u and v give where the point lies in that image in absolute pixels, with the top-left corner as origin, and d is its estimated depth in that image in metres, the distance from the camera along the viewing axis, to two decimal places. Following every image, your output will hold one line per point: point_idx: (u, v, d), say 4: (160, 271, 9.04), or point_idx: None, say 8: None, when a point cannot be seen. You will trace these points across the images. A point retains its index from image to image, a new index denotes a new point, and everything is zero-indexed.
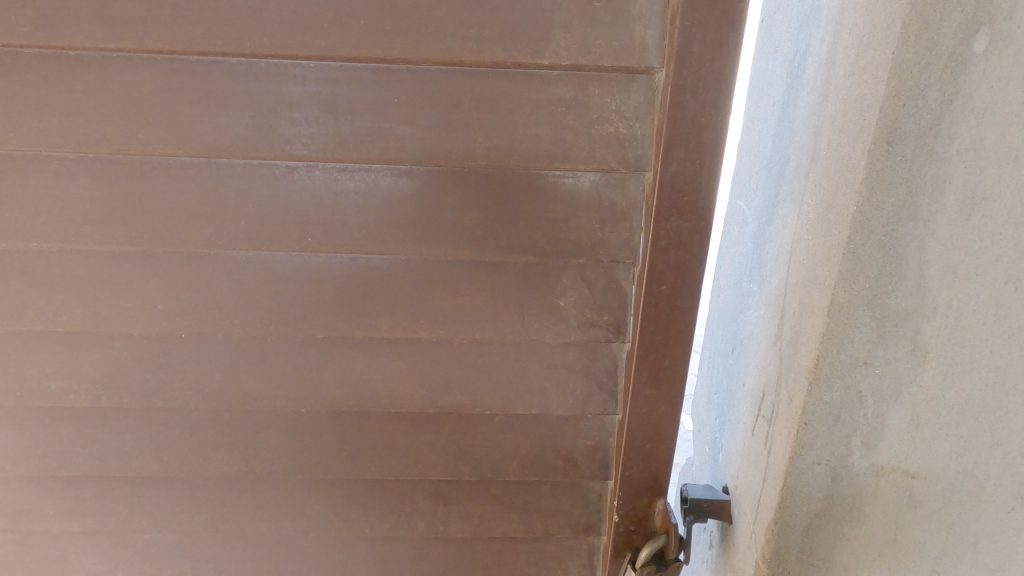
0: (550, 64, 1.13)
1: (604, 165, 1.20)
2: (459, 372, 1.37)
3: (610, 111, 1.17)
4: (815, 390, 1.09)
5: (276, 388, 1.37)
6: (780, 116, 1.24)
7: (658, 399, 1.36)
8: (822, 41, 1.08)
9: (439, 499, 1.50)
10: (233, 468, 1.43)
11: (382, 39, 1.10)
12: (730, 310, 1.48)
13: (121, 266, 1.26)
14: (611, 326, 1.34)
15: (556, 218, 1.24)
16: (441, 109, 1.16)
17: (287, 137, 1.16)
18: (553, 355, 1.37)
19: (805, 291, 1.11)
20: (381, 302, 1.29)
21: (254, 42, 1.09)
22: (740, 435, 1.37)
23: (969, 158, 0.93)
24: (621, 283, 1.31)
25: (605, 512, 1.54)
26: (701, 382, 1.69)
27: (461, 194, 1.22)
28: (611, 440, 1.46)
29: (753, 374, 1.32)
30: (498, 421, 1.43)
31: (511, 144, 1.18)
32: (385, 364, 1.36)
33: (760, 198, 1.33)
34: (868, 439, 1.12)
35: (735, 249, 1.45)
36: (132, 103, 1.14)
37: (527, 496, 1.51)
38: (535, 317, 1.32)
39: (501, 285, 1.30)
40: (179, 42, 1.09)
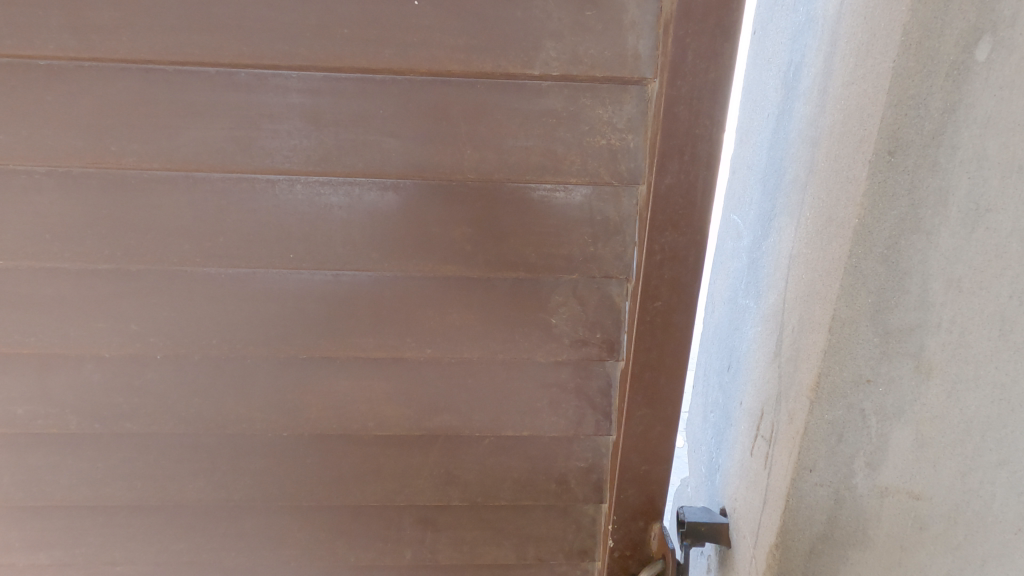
0: (541, 75, 1.10)
1: (597, 178, 1.16)
2: (447, 393, 1.32)
3: (603, 122, 1.14)
4: (816, 410, 1.05)
5: (257, 411, 1.31)
6: (775, 127, 1.22)
7: (653, 419, 1.32)
8: (819, 51, 1.06)
9: (427, 524, 1.45)
10: (211, 495, 1.37)
11: (368, 48, 1.06)
12: (726, 326, 1.45)
13: (95, 284, 1.20)
14: (604, 344, 1.30)
15: (547, 233, 1.20)
16: (428, 120, 1.12)
17: (268, 150, 1.12)
18: (544, 374, 1.33)
19: (804, 306, 1.07)
20: (365, 320, 1.25)
21: (233, 51, 1.05)
22: (738, 455, 1.33)
23: (972, 169, 0.90)
24: (615, 299, 1.28)
25: (599, 537, 1.49)
26: (696, 400, 1.65)
27: (450, 208, 1.19)
28: (605, 461, 1.42)
29: (750, 392, 1.28)
30: (488, 443, 1.38)
31: (501, 156, 1.14)
32: (371, 385, 1.31)
33: (755, 212, 1.30)
34: (871, 459, 1.09)
35: (730, 265, 1.42)
36: (106, 113, 1.09)
37: (519, 520, 1.46)
38: (526, 335, 1.28)
39: (492, 302, 1.26)
40: (155, 51, 1.05)
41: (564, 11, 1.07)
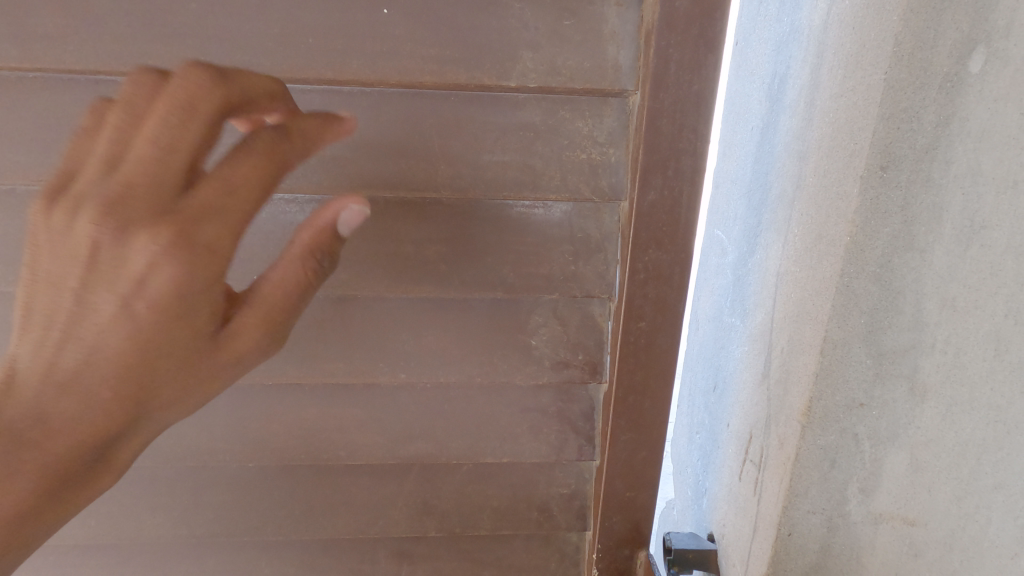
0: (517, 87, 1.05)
1: (578, 194, 1.12)
2: (422, 419, 1.27)
3: (582, 136, 1.10)
4: (808, 435, 1.01)
5: (218, 443, 1.25)
6: (759, 141, 1.18)
7: (637, 444, 1.28)
8: (805, 63, 1.02)
9: (403, 557, 1.40)
10: (171, 531, 1.31)
11: (335, 58, 1.01)
12: (710, 344, 1.40)
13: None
14: (587, 366, 1.25)
15: (526, 251, 1.15)
16: (401, 135, 1.07)
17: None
18: (525, 398, 1.28)
19: (793, 326, 1.03)
20: (337, 343, 1.19)
21: (190, 63, 0.99)
22: (725, 480, 1.28)
23: (966, 184, 0.83)
24: (598, 318, 1.23)
25: (583, 565, 1.45)
26: (681, 419, 1.60)
27: (424, 228, 1.13)
28: (589, 487, 1.37)
29: (737, 414, 1.24)
30: (467, 471, 1.33)
31: (477, 172, 1.09)
32: (341, 413, 1.26)
33: (739, 228, 1.26)
34: (865, 485, 1.04)
35: (714, 281, 1.38)
36: (54, 128, 1.03)
37: (501, 550, 1.42)
38: (505, 357, 1.22)
39: (469, 324, 1.20)
40: (104, 61, 0.99)
41: (541, 20, 1.02)
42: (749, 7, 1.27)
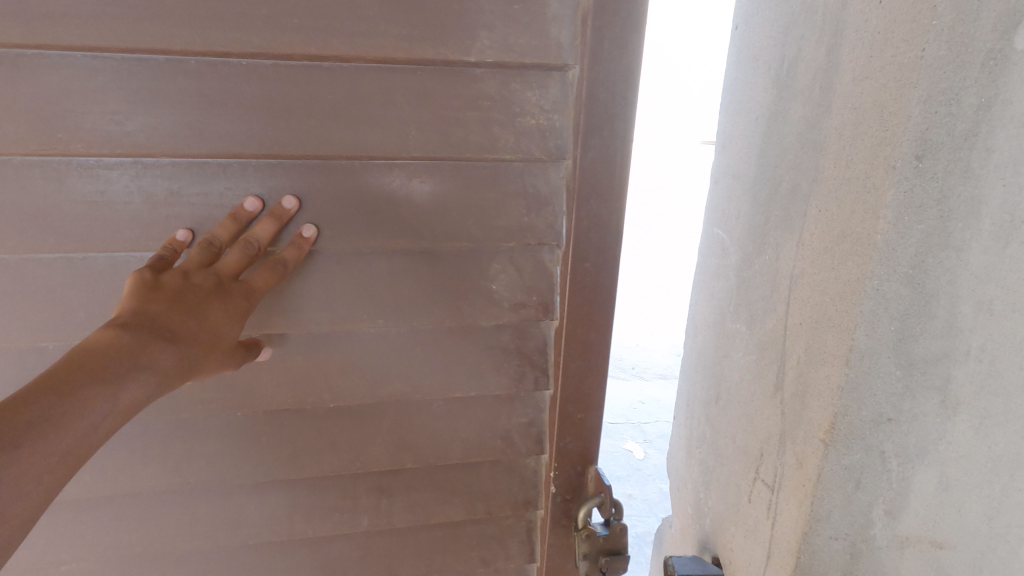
0: (476, 62, 1.11)
1: (530, 155, 1.19)
2: (398, 361, 1.34)
3: (532, 105, 1.16)
4: (832, 454, 0.91)
5: (209, 392, 1.28)
6: (765, 132, 1.08)
7: (586, 371, 1.44)
8: (819, 43, 0.93)
9: (382, 492, 1.49)
10: (161, 482, 1.35)
11: (315, 37, 1.04)
12: (711, 354, 1.28)
13: (34, 272, 1.13)
14: (540, 306, 1.34)
15: (485, 205, 1.22)
16: (375, 105, 1.11)
17: (220, 133, 1.08)
18: (487, 337, 1.37)
19: (811, 334, 0.94)
20: (318, 295, 1.23)
21: (186, 40, 1.02)
22: (731, 498, 1.19)
23: (1007, 176, 0.76)
24: (550, 267, 1.32)
25: (541, 487, 1.59)
26: (677, 436, 1.46)
27: (393, 184, 1.18)
28: (544, 416, 1.50)
29: (743, 428, 1.14)
30: (438, 404, 1.41)
31: (444, 138, 1.15)
32: (321, 356, 1.30)
33: (743, 226, 1.15)
34: (891, 506, 0.95)
35: (715, 285, 1.26)
36: (37, 100, 1.02)
37: (469, 479, 1.52)
38: (468, 300, 1.30)
39: (434, 280, 1.27)
40: (103, 39, 1.00)
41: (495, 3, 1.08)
42: None
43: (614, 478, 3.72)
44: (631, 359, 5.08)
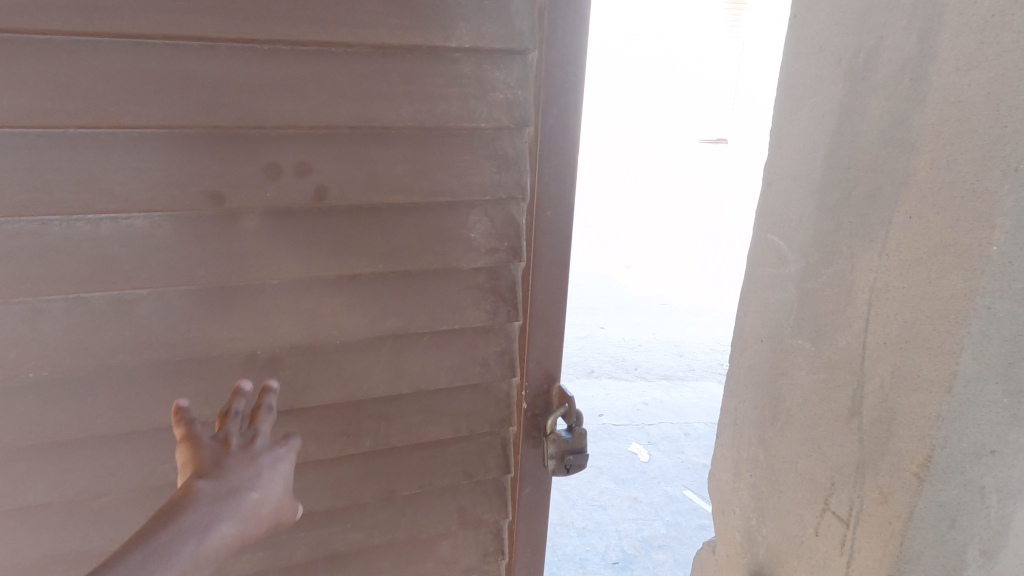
0: (454, 47, 1.26)
1: (500, 123, 1.34)
2: (386, 298, 1.37)
3: (498, 82, 1.33)
4: (927, 491, 0.82)
5: (234, 338, 1.27)
6: (836, 128, 0.96)
7: (552, 294, 1.51)
8: (909, 29, 0.83)
9: (382, 433, 1.47)
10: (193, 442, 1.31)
11: (321, 27, 1.16)
12: (766, 372, 1.16)
13: (79, 233, 1.14)
14: (510, 251, 1.44)
15: (460, 166, 1.34)
16: (370, 82, 1.23)
17: (245, 107, 1.15)
18: (464, 277, 1.43)
19: (900, 356, 0.84)
20: (316, 238, 1.28)
21: (219, 28, 1.10)
22: (793, 530, 1.09)
23: None
24: (517, 219, 1.44)
25: (513, 409, 1.60)
26: (720, 454, 1.32)
27: (379, 148, 1.27)
28: (515, 345, 1.55)
29: (807, 454, 1.05)
30: (425, 343, 1.44)
31: (431, 111, 1.28)
32: (318, 294, 1.32)
33: (805, 235, 1.04)
34: (987, 546, 0.84)
35: (769, 296, 1.14)
36: (92, 83, 1.07)
37: (456, 409, 1.54)
38: (449, 247, 1.38)
39: (416, 232, 1.35)
40: (150, 26, 1.07)
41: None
42: None
43: (620, 481, 3.46)
44: (632, 359, 4.72)
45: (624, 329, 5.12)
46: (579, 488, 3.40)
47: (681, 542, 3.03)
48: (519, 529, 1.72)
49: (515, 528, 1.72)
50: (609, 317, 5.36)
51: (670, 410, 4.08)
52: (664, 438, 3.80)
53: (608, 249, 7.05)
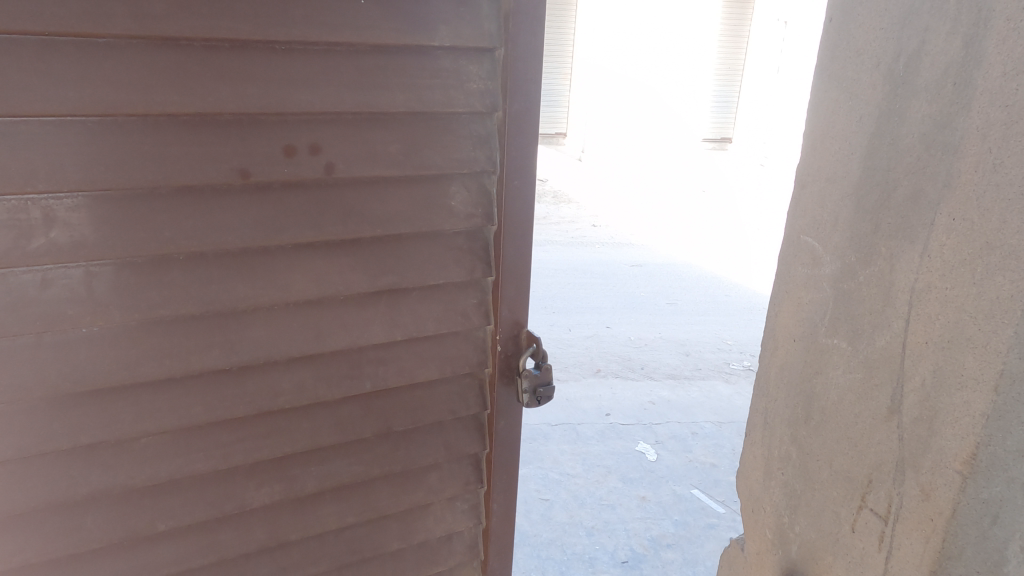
0: (437, 45, 1.20)
1: (475, 106, 1.27)
2: (368, 283, 1.26)
3: (472, 76, 1.25)
4: (970, 486, 0.84)
5: (266, 343, 1.20)
6: (874, 131, 0.97)
7: (518, 257, 1.38)
8: (952, 34, 0.84)
9: (391, 439, 1.40)
10: (244, 442, 1.25)
11: (329, 30, 1.11)
12: (799, 370, 1.16)
13: (128, 218, 1.05)
14: (483, 221, 1.34)
15: (438, 140, 1.26)
16: (360, 67, 1.15)
17: (272, 102, 1.10)
18: (437, 247, 1.32)
19: (942, 355, 0.86)
20: (303, 220, 1.17)
21: (244, 29, 1.05)
22: (826, 525, 1.11)
23: None
24: (491, 191, 1.34)
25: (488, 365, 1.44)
26: (750, 452, 1.33)
27: (366, 127, 1.19)
28: (487, 301, 1.41)
29: (842, 451, 1.06)
30: (409, 323, 1.33)
31: (421, 96, 1.21)
32: (327, 290, 1.23)
33: (840, 236, 1.05)
34: None
35: (803, 296, 1.14)
36: (132, 79, 1.00)
37: (446, 406, 1.44)
38: (427, 224, 1.28)
39: (403, 207, 1.25)
40: (182, 27, 1.01)
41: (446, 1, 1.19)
42: None
43: (628, 480, 3.17)
44: (640, 359, 4.51)
45: (628, 328, 5.01)
46: (585, 487, 3.10)
47: (690, 541, 2.80)
48: (496, 518, 1.57)
49: (490, 514, 1.56)
50: (618, 316, 5.24)
51: (676, 411, 3.84)
52: (674, 439, 3.54)
53: (616, 251, 6.96)
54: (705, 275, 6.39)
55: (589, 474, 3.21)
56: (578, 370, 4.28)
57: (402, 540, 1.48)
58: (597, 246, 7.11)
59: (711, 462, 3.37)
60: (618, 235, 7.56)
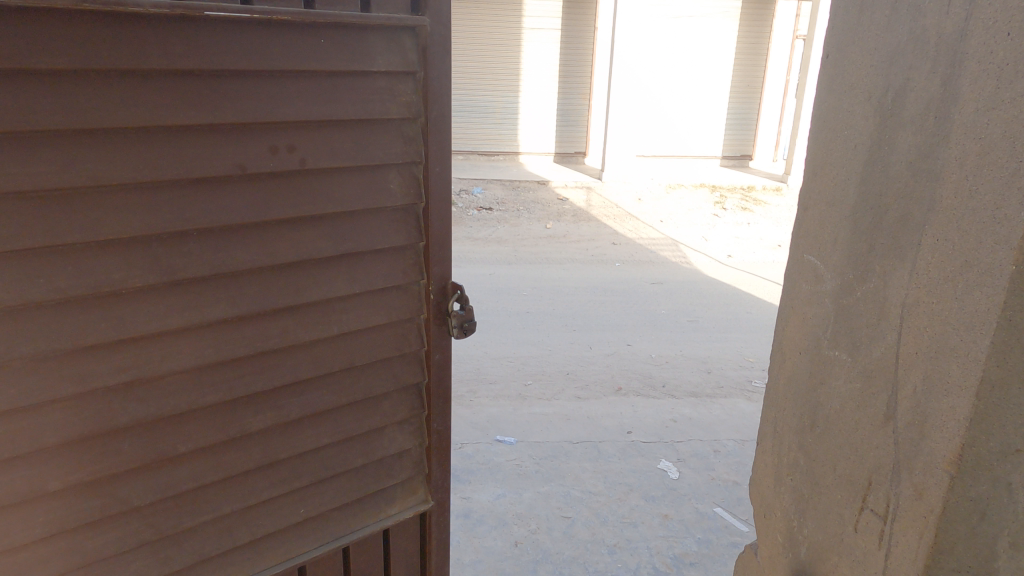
0: (372, 69, 1.29)
1: (401, 114, 1.35)
2: (326, 261, 1.31)
3: (399, 92, 1.34)
4: (958, 485, 0.92)
5: (267, 340, 1.27)
6: (868, 160, 1.06)
7: (439, 228, 1.46)
8: (933, 73, 0.93)
9: (367, 417, 1.46)
10: (252, 433, 1.29)
11: (303, 61, 1.20)
12: (806, 382, 1.24)
13: (143, 224, 1.09)
14: (413, 196, 1.41)
15: (373, 129, 1.33)
16: (320, 78, 1.24)
17: (263, 116, 1.17)
18: (376, 220, 1.37)
19: (931, 364, 0.94)
20: (279, 207, 1.23)
21: (244, 60, 1.13)
22: (831, 526, 1.18)
23: None
24: (419, 177, 1.41)
25: (423, 311, 1.49)
26: (762, 461, 1.41)
27: (325, 129, 1.26)
28: (420, 257, 1.46)
29: (846, 456, 1.13)
30: (363, 303, 1.39)
31: (364, 106, 1.30)
32: (309, 280, 1.30)
33: (840, 254, 1.13)
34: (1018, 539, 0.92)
35: (808, 312, 1.22)
36: (149, 99, 1.06)
37: (396, 375, 1.48)
38: (369, 210, 1.36)
39: (354, 195, 1.32)
40: (194, 58, 1.09)
41: (379, 37, 1.29)
42: (838, 13, 1.14)
43: (649, 498, 3.22)
44: (661, 376, 4.57)
45: (649, 346, 5.06)
46: (607, 505, 3.16)
47: (713, 560, 2.84)
48: (438, 467, 1.62)
49: (430, 433, 1.58)
50: (638, 334, 5.28)
51: (699, 428, 3.90)
52: (695, 457, 3.59)
53: (637, 270, 7.00)
54: (727, 293, 6.41)
55: (611, 492, 3.26)
56: (599, 389, 4.34)
57: (364, 457, 1.48)
58: (617, 265, 7.14)
59: (733, 480, 3.42)
60: (638, 253, 7.61)
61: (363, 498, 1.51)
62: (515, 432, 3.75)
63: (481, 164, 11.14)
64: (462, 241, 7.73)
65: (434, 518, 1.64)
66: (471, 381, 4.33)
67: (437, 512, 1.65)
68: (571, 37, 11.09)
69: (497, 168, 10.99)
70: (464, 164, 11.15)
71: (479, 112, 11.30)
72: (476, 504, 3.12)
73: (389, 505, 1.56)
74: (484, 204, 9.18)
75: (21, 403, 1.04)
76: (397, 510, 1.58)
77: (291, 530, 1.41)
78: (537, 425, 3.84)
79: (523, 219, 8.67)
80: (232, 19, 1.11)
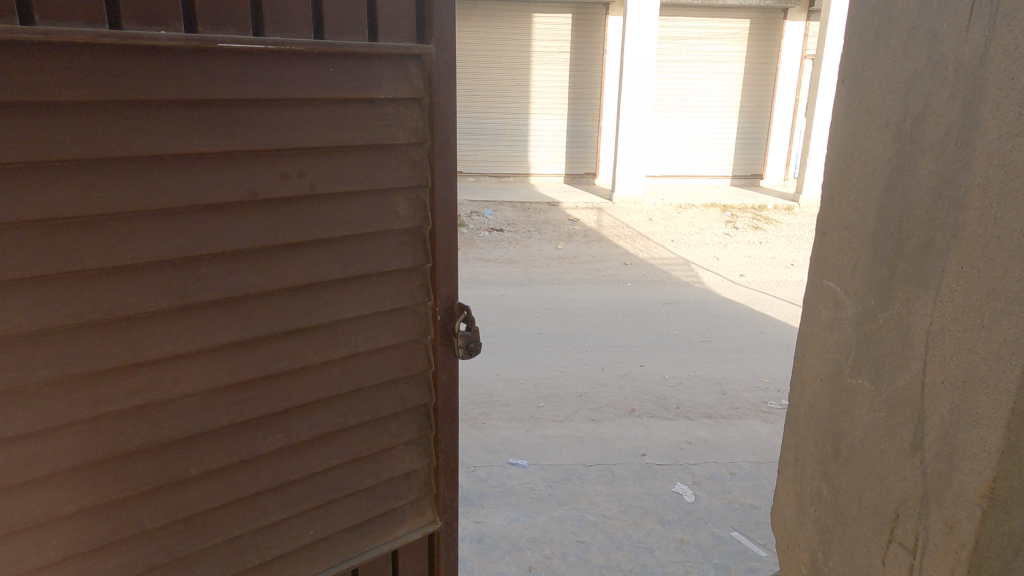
0: (380, 97, 1.30)
1: (408, 141, 1.36)
2: (334, 284, 1.31)
3: (407, 119, 1.35)
4: (990, 518, 0.90)
5: (277, 365, 1.26)
6: (886, 184, 1.05)
7: (446, 250, 1.46)
8: (952, 96, 0.93)
9: (375, 439, 1.45)
10: (261, 456, 1.29)
11: (313, 92, 1.21)
12: (827, 407, 1.22)
13: (157, 250, 1.10)
14: (419, 218, 1.41)
15: (381, 155, 1.34)
16: (330, 107, 1.25)
17: (273, 146, 1.19)
18: (384, 242, 1.37)
19: (959, 391, 0.92)
20: (288, 232, 1.23)
21: (255, 91, 1.15)
22: (856, 555, 1.15)
23: None
24: (426, 201, 1.42)
25: (428, 332, 1.48)
26: (784, 487, 1.38)
27: (334, 156, 1.27)
28: (426, 277, 1.45)
29: (871, 484, 1.11)
30: (371, 326, 1.39)
31: (371, 133, 1.31)
32: (318, 304, 1.30)
33: (859, 277, 1.11)
34: None
35: (827, 336, 1.21)
36: (164, 129, 1.07)
37: (404, 397, 1.47)
38: (376, 234, 1.36)
39: (362, 218, 1.32)
40: (208, 90, 1.10)
41: (387, 66, 1.30)
42: (855, 37, 1.13)
43: (666, 522, 3.17)
44: (675, 398, 4.52)
45: (663, 367, 5.01)
46: (622, 530, 3.11)
47: None
48: (446, 487, 1.60)
49: (438, 454, 1.56)
50: (651, 355, 5.24)
51: (715, 451, 3.84)
52: (711, 480, 3.53)
53: (650, 291, 6.96)
54: (741, 313, 6.34)
55: (625, 517, 3.21)
56: (613, 411, 4.29)
57: (372, 478, 1.47)
58: (629, 286, 7.11)
59: (750, 504, 3.35)
60: (650, 273, 7.57)
61: (370, 519, 1.49)
62: (528, 455, 3.72)
63: (492, 186, 11.18)
64: (474, 263, 7.74)
65: (443, 538, 1.62)
66: (483, 404, 4.30)
67: (446, 533, 1.63)
68: (581, 60, 11.17)
69: (508, 190, 11.04)
70: (476, 186, 11.20)
71: (489, 135, 11.38)
72: (490, 529, 3.08)
73: (397, 526, 1.54)
74: (495, 225, 9.20)
75: (35, 430, 1.04)
76: (406, 531, 1.56)
77: (301, 552, 1.39)
78: (551, 448, 3.80)
79: (535, 241, 8.67)
80: (244, 52, 1.12)
